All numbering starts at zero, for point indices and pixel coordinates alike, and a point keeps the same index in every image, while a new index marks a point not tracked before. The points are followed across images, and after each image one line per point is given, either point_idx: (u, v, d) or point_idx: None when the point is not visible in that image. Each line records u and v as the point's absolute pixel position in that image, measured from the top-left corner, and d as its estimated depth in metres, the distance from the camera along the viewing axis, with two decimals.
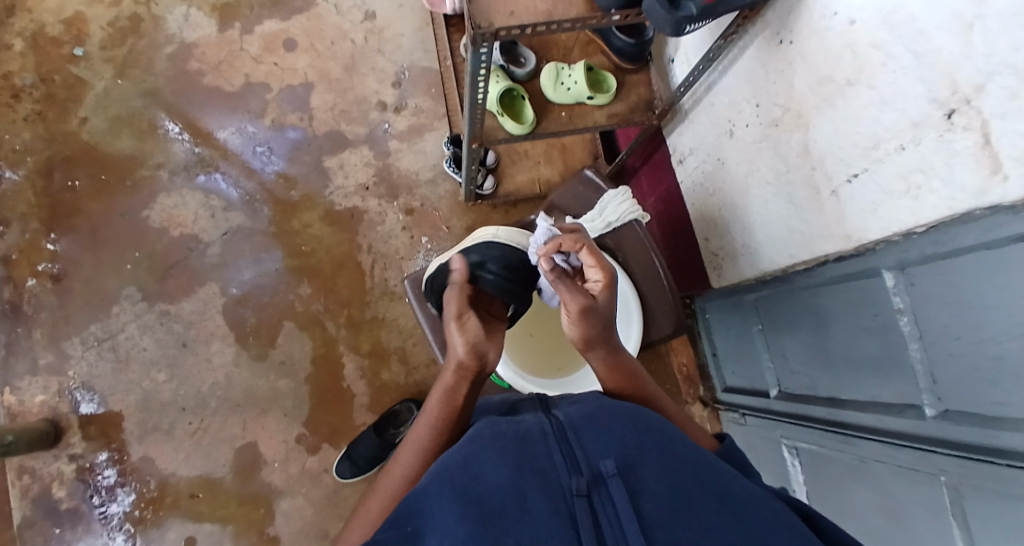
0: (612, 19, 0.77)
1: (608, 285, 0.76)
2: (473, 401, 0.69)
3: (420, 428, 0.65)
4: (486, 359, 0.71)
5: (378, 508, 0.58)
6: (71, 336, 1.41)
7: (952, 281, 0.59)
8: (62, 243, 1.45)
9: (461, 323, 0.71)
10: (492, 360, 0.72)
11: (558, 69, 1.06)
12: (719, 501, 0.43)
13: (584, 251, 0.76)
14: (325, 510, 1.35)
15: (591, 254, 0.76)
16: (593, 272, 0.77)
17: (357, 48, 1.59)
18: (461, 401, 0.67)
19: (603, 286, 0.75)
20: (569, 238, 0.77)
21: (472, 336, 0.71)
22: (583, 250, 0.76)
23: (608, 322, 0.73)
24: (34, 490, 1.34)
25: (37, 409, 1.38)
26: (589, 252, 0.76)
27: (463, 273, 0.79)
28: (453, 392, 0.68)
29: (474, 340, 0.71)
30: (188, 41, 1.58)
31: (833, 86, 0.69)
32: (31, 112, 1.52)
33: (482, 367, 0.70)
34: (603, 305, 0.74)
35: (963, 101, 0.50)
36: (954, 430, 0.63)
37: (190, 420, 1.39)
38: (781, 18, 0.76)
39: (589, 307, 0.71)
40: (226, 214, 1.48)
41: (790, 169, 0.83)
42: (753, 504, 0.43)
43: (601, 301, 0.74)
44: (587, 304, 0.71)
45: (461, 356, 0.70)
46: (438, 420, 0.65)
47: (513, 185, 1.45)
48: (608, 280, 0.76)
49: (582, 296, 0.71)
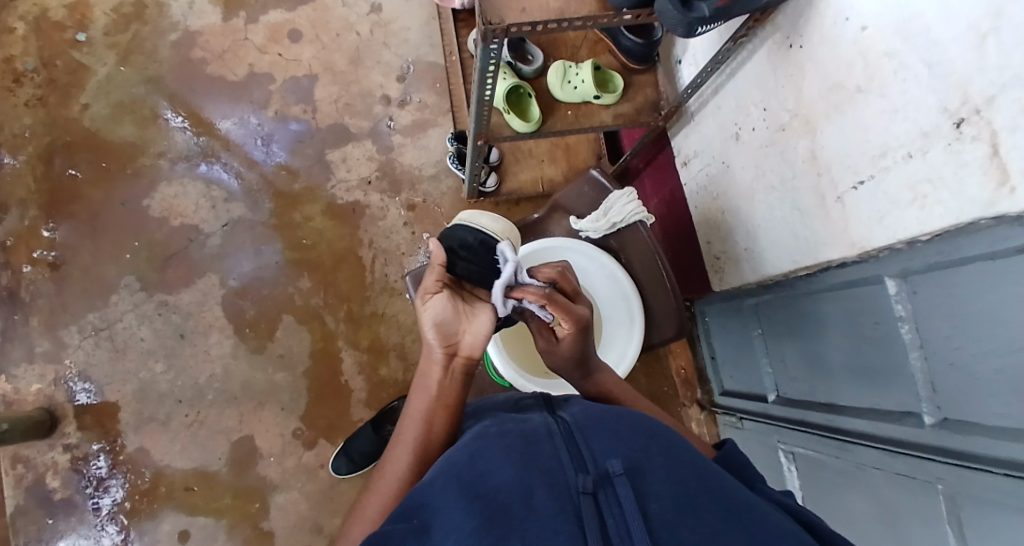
0: (623, 18, 0.76)
1: (579, 329, 0.71)
2: (458, 387, 0.67)
3: (410, 424, 0.64)
4: (457, 340, 0.68)
5: (378, 505, 0.57)
6: (69, 324, 1.40)
7: (956, 292, 0.59)
8: (60, 230, 1.44)
9: (424, 301, 0.69)
10: (464, 341, 0.68)
11: (566, 67, 1.05)
12: (723, 507, 0.42)
13: (548, 304, 0.69)
14: (320, 504, 1.35)
15: (557, 308, 0.69)
16: (562, 319, 0.71)
17: (362, 41, 1.58)
18: (435, 387, 0.66)
19: (570, 335, 0.71)
20: (533, 291, 0.70)
21: (437, 313, 0.68)
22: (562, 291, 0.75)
23: (581, 360, 0.72)
24: (28, 478, 1.34)
25: (33, 397, 1.37)
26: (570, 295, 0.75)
27: (440, 255, 0.71)
28: (426, 378, 0.67)
29: (440, 319, 0.68)
30: (192, 29, 1.57)
31: (843, 92, 0.69)
32: (32, 97, 1.51)
33: (450, 348, 0.68)
34: (567, 348, 0.71)
35: (974, 111, 0.50)
36: (953, 440, 0.63)
37: (187, 411, 1.38)
38: (792, 22, 0.76)
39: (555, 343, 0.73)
40: (227, 205, 1.48)
41: (797, 174, 0.82)
42: (758, 512, 0.43)
43: (565, 347, 0.71)
44: (547, 347, 0.73)
45: (428, 337, 0.67)
46: (425, 413, 0.65)
47: (516, 183, 1.45)
48: (577, 327, 0.70)
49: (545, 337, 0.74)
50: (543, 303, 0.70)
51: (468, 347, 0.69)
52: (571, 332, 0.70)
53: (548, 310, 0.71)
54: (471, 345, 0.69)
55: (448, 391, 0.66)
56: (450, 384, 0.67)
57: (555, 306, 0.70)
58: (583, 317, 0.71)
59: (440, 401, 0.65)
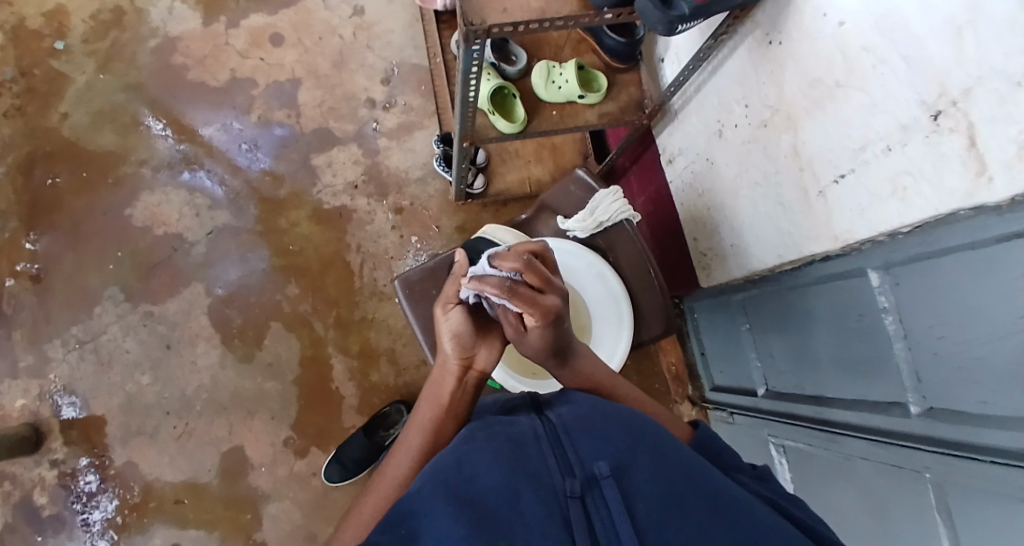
0: (604, 17, 0.76)
1: (546, 320, 0.66)
2: (470, 399, 0.68)
3: (415, 431, 0.64)
4: (473, 355, 0.70)
5: (378, 504, 0.57)
6: (52, 337, 1.38)
7: (938, 283, 0.60)
8: (42, 242, 1.42)
9: (445, 312, 0.70)
10: (478, 355, 0.70)
11: (549, 68, 1.06)
12: (710, 503, 0.43)
13: (511, 297, 0.64)
14: (313, 512, 1.34)
15: (520, 301, 0.64)
16: (527, 311, 0.65)
17: (345, 44, 1.58)
18: (445, 397, 0.67)
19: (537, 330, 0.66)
20: (492, 282, 0.64)
21: (456, 325, 0.70)
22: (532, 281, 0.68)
23: (552, 349, 0.69)
24: (15, 496, 1.31)
25: (18, 413, 1.34)
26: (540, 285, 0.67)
27: (464, 265, 0.73)
28: (437, 387, 0.68)
29: (458, 332, 0.69)
30: (172, 36, 1.55)
31: (822, 87, 0.69)
32: (10, 107, 1.48)
33: (463, 361, 0.69)
34: (536, 339, 0.68)
35: (951, 103, 0.51)
36: (938, 429, 0.64)
37: (175, 423, 1.36)
38: (771, 19, 0.76)
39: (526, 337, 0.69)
40: (211, 212, 1.46)
41: (779, 170, 0.83)
42: (744, 506, 0.43)
43: (533, 337, 0.67)
44: (514, 337, 0.68)
45: (447, 348, 0.69)
46: (432, 421, 0.65)
47: (503, 184, 1.44)
48: (544, 319, 0.65)
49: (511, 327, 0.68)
50: (504, 296, 0.65)
51: (482, 362, 0.70)
52: (537, 325, 0.65)
53: (511, 302, 0.65)
54: (486, 361, 0.71)
55: (458, 403, 0.67)
56: (461, 396, 0.68)
57: (520, 298, 0.65)
58: (551, 310, 0.66)
59: (450, 409, 0.66)
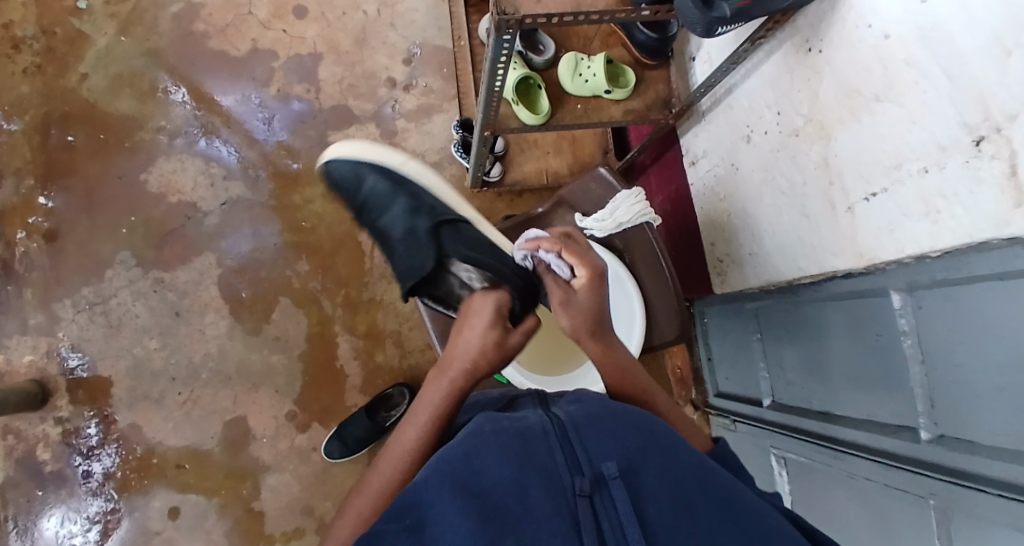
0: (641, 14, 0.74)
1: (593, 279, 0.76)
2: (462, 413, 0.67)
3: (422, 410, 0.65)
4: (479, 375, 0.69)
5: (387, 485, 0.59)
6: (62, 298, 1.39)
7: (963, 308, 0.58)
8: (56, 200, 1.42)
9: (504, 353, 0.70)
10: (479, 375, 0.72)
11: (578, 60, 1.04)
12: (722, 508, 0.43)
13: (563, 251, 0.76)
14: (312, 487, 1.36)
15: (571, 254, 0.77)
16: (577, 269, 0.76)
17: (368, 21, 1.55)
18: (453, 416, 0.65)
19: (587, 281, 0.75)
20: (547, 239, 0.77)
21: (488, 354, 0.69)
22: (561, 249, 0.77)
23: (594, 321, 0.72)
24: (18, 451, 1.33)
25: (24, 369, 1.36)
26: (570, 251, 0.77)
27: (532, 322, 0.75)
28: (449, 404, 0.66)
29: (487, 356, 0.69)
30: (195, 2, 1.53)
31: (860, 99, 0.67)
32: (30, 65, 1.47)
33: (490, 370, 0.70)
34: (585, 298, 0.74)
35: (994, 129, 0.49)
36: (949, 457, 0.63)
37: (181, 390, 1.38)
38: (812, 25, 0.74)
39: (564, 300, 0.73)
40: (226, 183, 1.46)
41: (807, 181, 0.82)
42: (756, 510, 0.44)
43: (582, 296, 0.74)
44: (564, 296, 0.73)
45: (466, 366, 0.68)
46: (426, 426, 0.63)
47: (521, 174, 1.42)
48: (593, 275, 0.76)
49: (559, 291, 0.74)
50: (558, 251, 0.76)
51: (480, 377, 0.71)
52: (588, 278, 0.75)
53: (564, 259, 0.76)
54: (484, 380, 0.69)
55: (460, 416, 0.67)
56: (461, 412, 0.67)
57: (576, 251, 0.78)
58: (596, 267, 0.77)
59: (452, 406, 0.65)
